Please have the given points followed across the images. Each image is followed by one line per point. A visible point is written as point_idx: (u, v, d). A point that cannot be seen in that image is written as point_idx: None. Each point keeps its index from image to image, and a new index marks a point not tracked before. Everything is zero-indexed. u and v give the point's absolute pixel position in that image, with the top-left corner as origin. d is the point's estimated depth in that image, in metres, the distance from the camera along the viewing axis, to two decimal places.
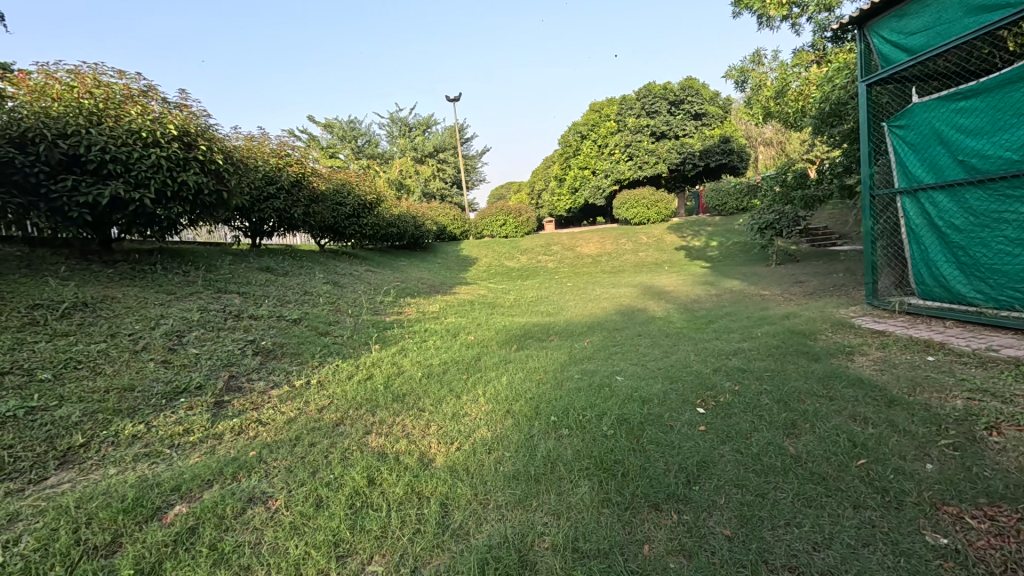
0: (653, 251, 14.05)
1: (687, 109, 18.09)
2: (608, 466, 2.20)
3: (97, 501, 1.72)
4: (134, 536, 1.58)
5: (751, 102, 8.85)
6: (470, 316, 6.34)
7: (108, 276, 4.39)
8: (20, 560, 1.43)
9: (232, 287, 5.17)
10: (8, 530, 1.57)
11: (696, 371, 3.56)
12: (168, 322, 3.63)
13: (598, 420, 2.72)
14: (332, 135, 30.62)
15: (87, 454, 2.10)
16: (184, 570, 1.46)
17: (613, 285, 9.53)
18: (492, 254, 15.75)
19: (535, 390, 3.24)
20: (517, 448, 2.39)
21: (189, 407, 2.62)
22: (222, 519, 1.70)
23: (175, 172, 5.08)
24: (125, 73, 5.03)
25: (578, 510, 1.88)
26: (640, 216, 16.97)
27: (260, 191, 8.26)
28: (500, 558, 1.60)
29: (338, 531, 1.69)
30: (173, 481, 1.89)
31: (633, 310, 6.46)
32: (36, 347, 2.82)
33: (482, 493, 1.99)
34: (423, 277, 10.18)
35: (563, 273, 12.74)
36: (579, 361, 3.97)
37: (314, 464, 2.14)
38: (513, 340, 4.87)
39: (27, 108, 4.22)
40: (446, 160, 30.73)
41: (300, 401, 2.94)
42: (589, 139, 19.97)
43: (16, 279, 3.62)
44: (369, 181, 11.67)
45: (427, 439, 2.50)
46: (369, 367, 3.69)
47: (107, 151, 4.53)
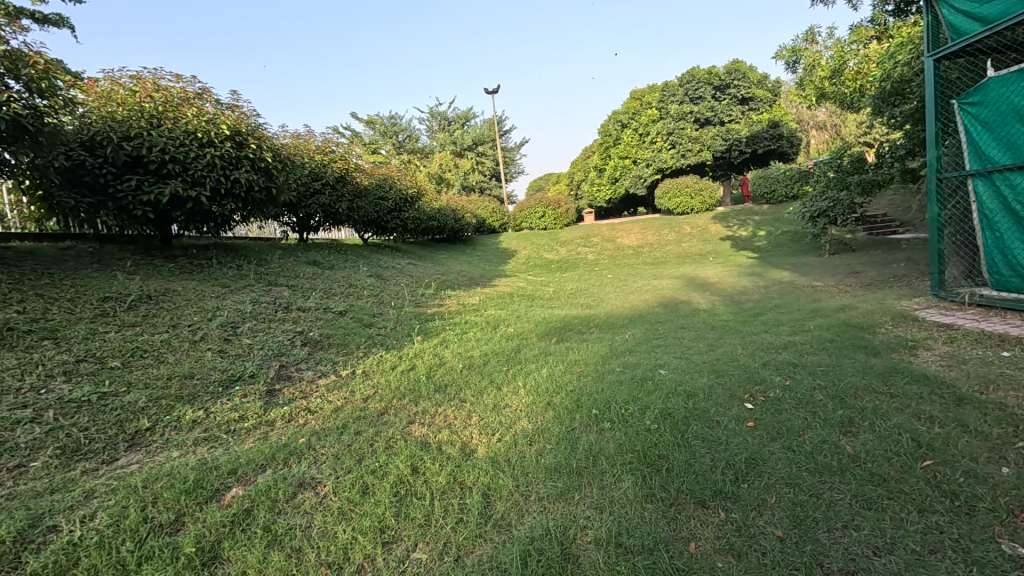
0: (697, 241, 13.66)
1: (733, 93, 17.41)
2: (651, 461, 2.16)
3: (161, 482, 1.82)
4: (195, 516, 1.66)
5: (804, 83, 8.38)
6: (509, 308, 6.36)
7: (170, 271, 4.65)
8: (94, 534, 1.52)
9: (282, 280, 5.37)
10: (86, 505, 1.68)
11: (744, 365, 3.44)
12: (223, 314, 3.81)
13: (641, 414, 2.66)
14: (374, 131, 31.32)
15: (153, 437, 2.23)
16: (241, 550, 1.53)
17: (654, 276, 9.33)
18: (531, 246, 15.73)
19: (577, 383, 3.21)
20: (558, 440, 2.38)
21: (243, 395, 2.75)
22: (275, 502, 1.77)
23: (228, 171, 5.28)
24: (181, 77, 5.27)
25: (621, 505, 1.85)
26: (683, 206, 16.50)
27: (307, 187, 8.53)
28: (543, 551, 1.60)
29: (384, 518, 1.73)
30: (230, 464, 1.99)
31: (675, 303, 6.31)
32: (107, 336, 3.02)
33: (524, 485, 1.99)
34: (463, 270, 10.26)
35: (603, 264, 12.59)
36: (620, 354, 3.91)
37: (360, 452, 2.20)
38: (552, 332, 4.84)
39: (94, 114, 4.54)
40: (485, 153, 30.81)
41: (346, 390, 3.03)
42: (630, 128, 19.56)
43: (89, 274, 3.89)
44: (410, 175, 11.86)
45: (469, 429, 2.53)
46: (411, 358, 3.76)
47: (167, 151, 4.78)
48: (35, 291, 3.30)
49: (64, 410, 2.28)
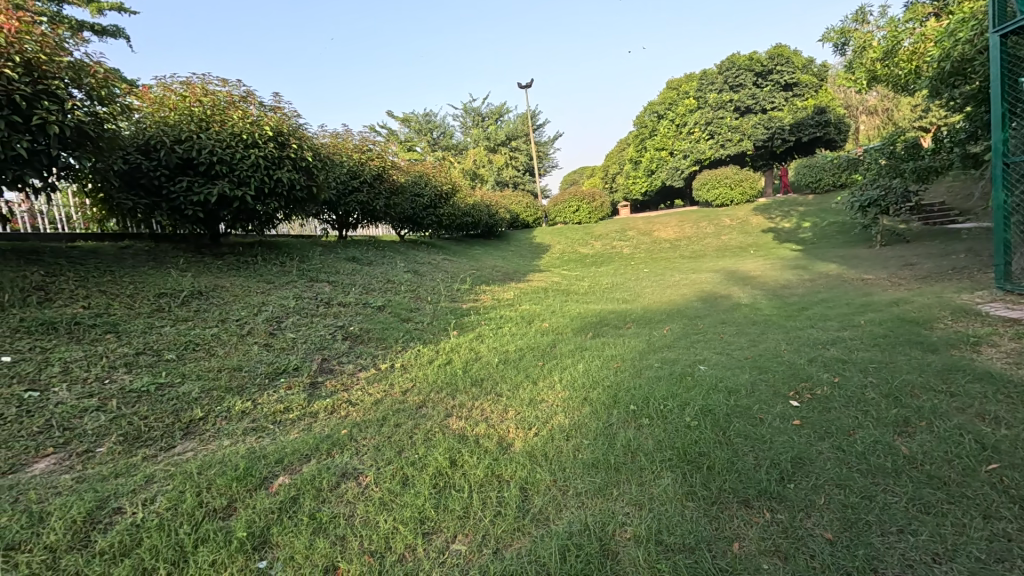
0: (737, 234, 13.24)
1: (776, 80, 16.57)
2: (692, 458, 2.11)
3: (214, 469, 1.91)
4: (246, 502, 1.73)
5: (853, 66, 7.97)
6: (544, 303, 6.34)
7: (219, 268, 4.86)
8: (155, 516, 1.60)
9: (322, 276, 5.53)
10: (146, 488, 1.77)
11: (788, 361, 3.32)
12: (268, 309, 3.96)
13: (680, 410, 2.61)
14: (409, 129, 31.81)
15: (206, 426, 2.34)
16: (288, 536, 1.59)
17: (692, 270, 9.10)
18: (565, 240, 15.66)
19: (613, 378, 3.17)
20: (595, 435, 2.37)
21: (288, 387, 2.85)
22: (319, 491, 1.83)
23: (272, 170, 5.46)
24: (227, 81, 5.47)
25: (661, 502, 1.82)
26: (723, 197, 16.02)
27: (345, 185, 8.74)
28: (581, 546, 1.59)
29: (423, 509, 1.76)
30: (277, 454, 2.07)
31: (715, 297, 6.15)
32: (163, 330, 3.18)
33: (561, 479, 1.99)
34: (498, 265, 10.31)
35: (639, 258, 12.38)
36: (657, 349, 3.84)
37: (399, 444, 2.24)
38: (588, 327, 4.79)
39: (148, 119, 4.78)
40: (518, 148, 30.81)
41: (386, 383, 3.10)
42: (667, 119, 19.15)
43: (145, 271, 4.10)
44: (444, 172, 11.97)
45: (505, 424, 2.54)
46: (448, 352, 3.81)
47: (215, 153, 4.99)
48: (98, 287, 3.50)
49: (126, 399, 2.42)
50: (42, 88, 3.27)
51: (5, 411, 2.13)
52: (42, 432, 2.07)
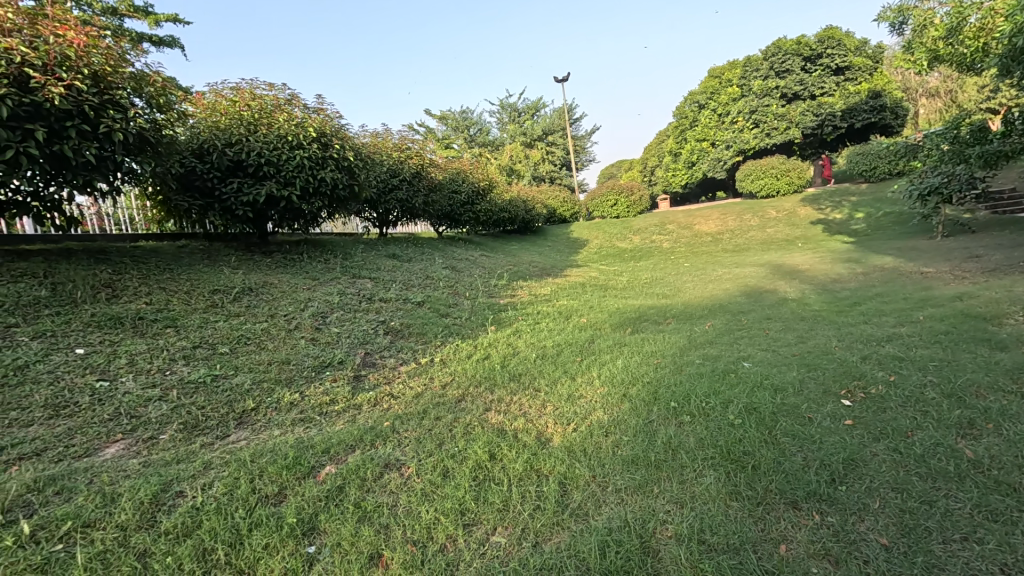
0: (784, 226, 12.73)
1: (826, 64, 15.75)
2: (736, 458, 2.05)
3: (265, 457, 2.00)
4: (295, 490, 1.81)
5: (912, 46, 7.47)
6: (582, 298, 6.29)
7: (267, 265, 5.07)
8: (213, 500, 1.69)
9: (365, 273, 5.68)
10: (205, 474, 1.87)
11: (839, 359, 3.17)
12: (314, 305, 4.10)
13: (723, 408, 2.55)
14: (447, 126, 32.12)
15: (257, 416, 2.46)
16: (335, 523, 1.64)
17: (736, 264, 8.83)
18: (603, 235, 15.47)
19: (653, 374, 3.12)
20: (635, 432, 2.34)
21: (333, 379, 2.96)
22: (364, 481, 1.89)
23: (316, 171, 5.63)
24: (274, 85, 5.68)
25: (703, 501, 1.79)
26: (768, 189, 15.44)
27: (386, 184, 8.94)
28: (621, 542, 1.58)
29: (463, 501, 1.79)
30: (324, 444, 2.15)
31: (760, 292, 5.94)
32: (217, 325, 3.35)
33: (601, 475, 1.98)
34: (534, 260, 10.30)
35: (680, 252, 12.10)
36: (699, 346, 3.75)
37: (439, 437, 2.29)
38: (626, 323, 4.73)
39: (202, 124, 5.03)
40: (556, 143, 30.61)
41: (425, 377, 3.17)
42: (708, 108, 18.75)
43: (201, 269, 4.33)
44: (482, 168, 12.05)
45: (544, 418, 2.55)
46: (486, 347, 3.84)
47: (262, 155, 5.20)
48: (158, 285, 3.72)
49: (185, 390, 2.57)
50: (107, 98, 3.48)
51: (80, 400, 2.30)
52: (113, 420, 2.22)
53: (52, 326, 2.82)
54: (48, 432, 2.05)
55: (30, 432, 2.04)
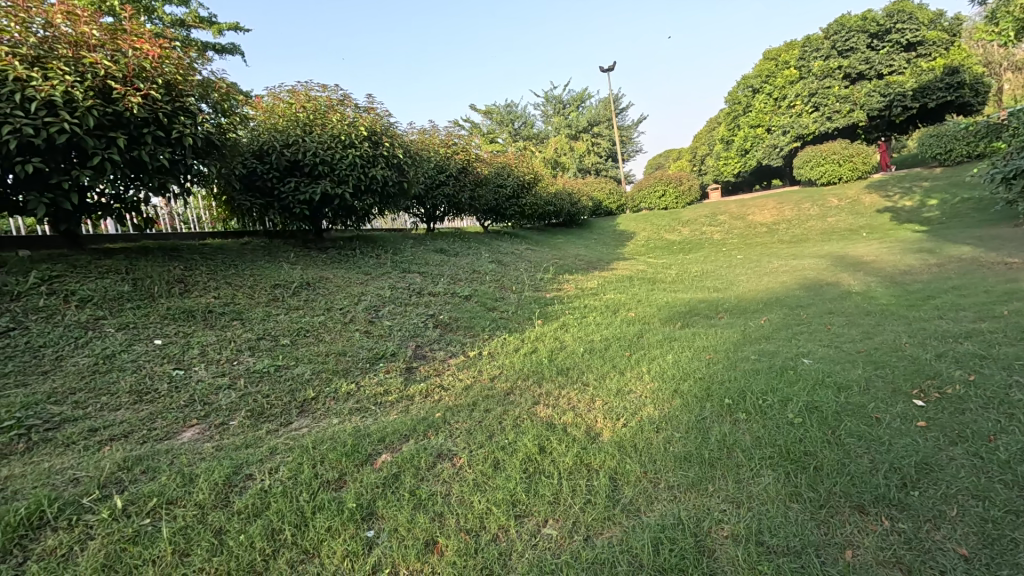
0: (847, 215, 12.02)
1: (895, 40, 14.65)
2: (796, 458, 1.97)
3: (326, 444, 2.09)
4: (354, 476, 1.88)
5: (997, 14, 6.84)
6: (630, 292, 6.19)
7: (323, 261, 5.28)
8: (280, 483, 1.79)
9: (414, 268, 5.81)
10: (272, 458, 1.98)
11: (910, 356, 2.98)
12: (367, 299, 4.24)
13: (781, 406, 2.45)
14: (492, 120, 32.22)
15: (317, 405, 2.57)
16: (392, 509, 1.70)
17: (793, 256, 8.42)
18: (651, 227, 15.12)
19: (706, 370, 3.04)
20: (687, 429, 2.29)
21: (387, 371, 3.06)
22: (418, 469, 1.94)
23: (367, 169, 5.80)
24: (327, 87, 5.88)
25: (761, 501, 1.73)
26: (828, 176, 14.59)
27: (433, 179, 9.10)
28: (675, 540, 1.56)
29: (515, 492, 1.81)
30: (380, 433, 2.23)
31: (820, 285, 5.64)
32: (279, 318, 3.53)
33: (652, 471, 1.95)
34: (580, 254, 10.20)
35: (732, 244, 11.67)
36: (755, 341, 3.61)
37: (490, 428, 2.32)
38: (676, 317, 4.63)
39: (261, 126, 5.29)
40: (601, 134, 30.12)
41: (475, 369, 3.22)
42: (763, 93, 18.06)
43: (262, 265, 4.56)
44: (527, 161, 12.05)
45: (593, 413, 2.53)
46: (533, 341, 3.85)
47: (317, 155, 5.41)
48: (225, 280, 3.95)
49: (251, 378, 2.73)
50: (179, 105, 3.72)
51: (159, 387, 2.48)
52: (188, 406, 2.38)
53: (133, 318, 3.06)
54: (134, 415, 2.23)
55: (119, 415, 2.23)
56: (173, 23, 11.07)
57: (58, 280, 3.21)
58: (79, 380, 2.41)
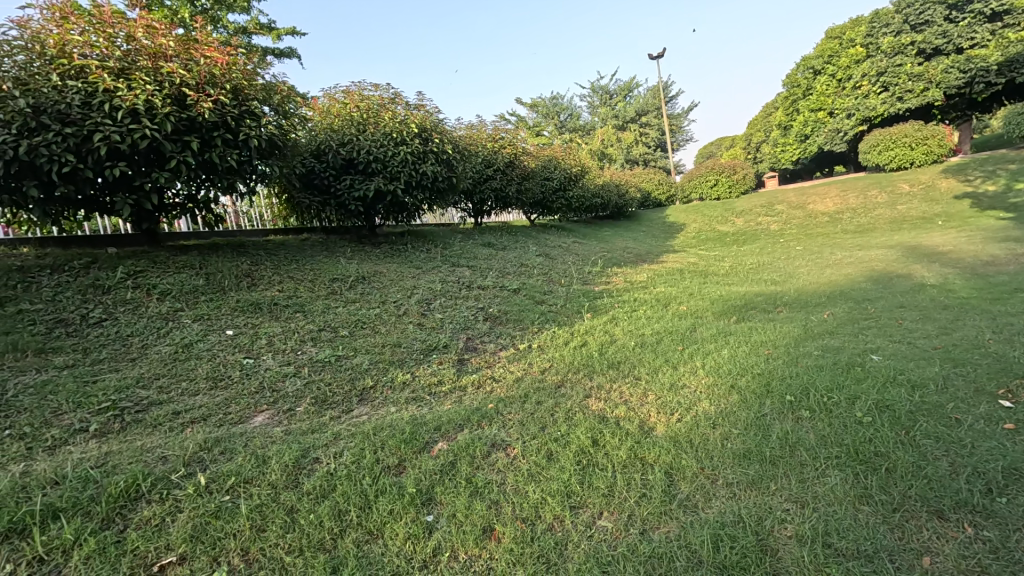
0: (920, 202, 11.19)
1: (977, 10, 13.22)
2: (866, 458, 1.88)
3: (385, 431, 2.18)
4: (413, 462, 1.95)
5: None
6: (681, 285, 6.03)
7: (376, 256, 5.45)
8: (344, 467, 1.88)
9: (463, 262, 5.90)
10: (336, 443, 2.08)
11: (996, 353, 2.76)
12: (419, 292, 4.35)
13: (849, 404, 2.33)
14: (537, 114, 32.11)
15: (376, 394, 2.67)
16: (450, 495, 1.75)
17: (859, 247, 7.93)
18: (702, 218, 14.65)
19: (765, 366, 2.93)
20: (746, 426, 2.22)
21: (440, 362, 3.13)
22: (473, 458, 1.99)
23: (418, 165, 5.92)
24: (379, 86, 6.04)
25: (827, 502, 1.66)
26: (899, 160, 13.66)
27: (481, 174, 9.20)
28: (735, 538, 1.52)
29: (569, 483, 1.82)
30: (436, 421, 2.30)
31: (889, 277, 5.29)
32: (337, 310, 3.69)
33: (710, 468, 1.91)
34: (629, 246, 10.01)
35: (791, 235, 11.13)
36: (817, 336, 3.45)
37: (542, 420, 2.34)
38: (731, 310, 4.48)
39: (318, 126, 5.52)
40: (650, 123, 29.37)
41: (525, 362, 3.24)
42: (825, 74, 17.26)
43: (320, 259, 4.76)
44: (574, 153, 11.94)
45: (646, 407, 2.50)
46: (583, 335, 3.83)
47: (370, 153, 5.58)
48: (288, 274, 4.15)
49: (314, 367, 2.87)
50: (245, 109, 3.92)
51: (232, 374, 2.66)
52: (258, 392, 2.53)
53: (208, 310, 3.28)
54: (210, 400, 2.40)
55: (198, 399, 2.40)
56: (236, 31, 11.65)
57: (142, 275, 3.49)
58: (162, 367, 2.62)
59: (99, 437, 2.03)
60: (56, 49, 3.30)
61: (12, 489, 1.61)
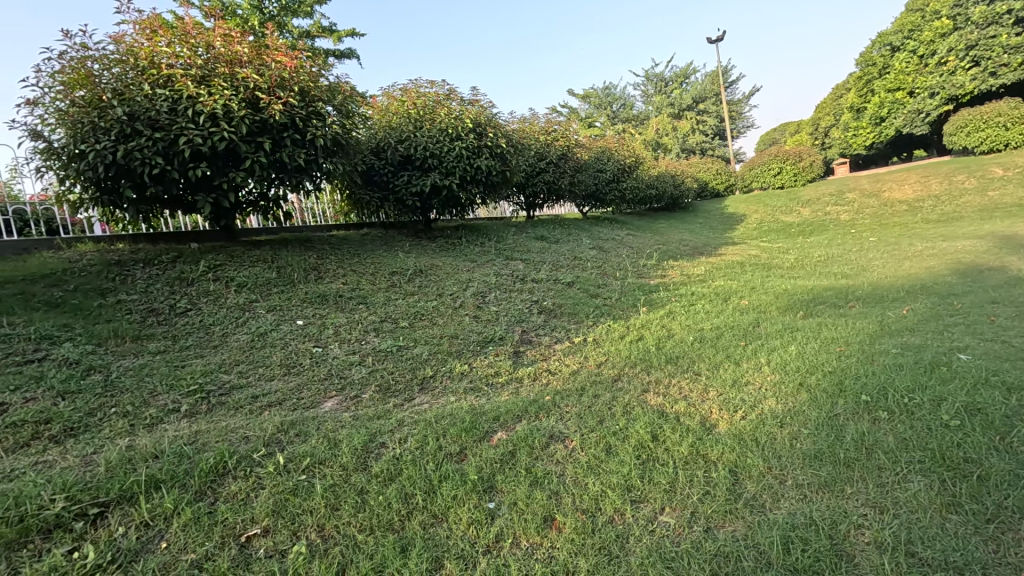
0: (1015, 188, 10.16)
1: None
2: (953, 464, 1.75)
3: (446, 420, 2.24)
4: (473, 451, 2.00)
5: None
6: (742, 278, 5.80)
7: (433, 249, 5.58)
8: (409, 453, 1.95)
9: (517, 255, 5.93)
10: (401, 430, 2.16)
11: None
12: (474, 286, 4.42)
13: (933, 406, 2.17)
14: (589, 105, 31.65)
15: (436, 383, 2.75)
16: (510, 483, 1.79)
17: (942, 237, 7.31)
18: (764, 208, 13.97)
19: (837, 364, 2.77)
20: (817, 425, 2.11)
21: (496, 354, 3.18)
22: (532, 449, 2.01)
23: (473, 159, 5.99)
24: (434, 83, 6.15)
25: (909, 508, 1.56)
26: (990, 141, 12.46)
27: (533, 167, 9.20)
28: (807, 541, 1.46)
29: (629, 477, 1.81)
30: (495, 412, 2.34)
31: (978, 270, 4.84)
32: (397, 302, 3.81)
33: (778, 467, 1.84)
34: (685, 239, 9.70)
35: (863, 225, 10.43)
36: (896, 333, 3.22)
37: (600, 414, 2.33)
38: (797, 305, 4.26)
39: (377, 124, 5.71)
40: (707, 110, 28.24)
41: (580, 355, 3.23)
42: (904, 50, 15.89)
43: (380, 254, 4.93)
44: (627, 144, 11.68)
45: (707, 403, 2.43)
46: (639, 329, 3.77)
47: (426, 149, 5.71)
48: (350, 268, 4.33)
49: (378, 356, 3.00)
50: (312, 109, 4.10)
51: (303, 362, 2.82)
52: (327, 379, 2.68)
53: (280, 301, 3.48)
54: (285, 385, 2.56)
55: (273, 384, 2.57)
56: (300, 35, 12.18)
57: (221, 268, 3.75)
58: (241, 354, 2.81)
59: (189, 417, 2.22)
60: (147, 60, 3.59)
61: (120, 460, 1.79)
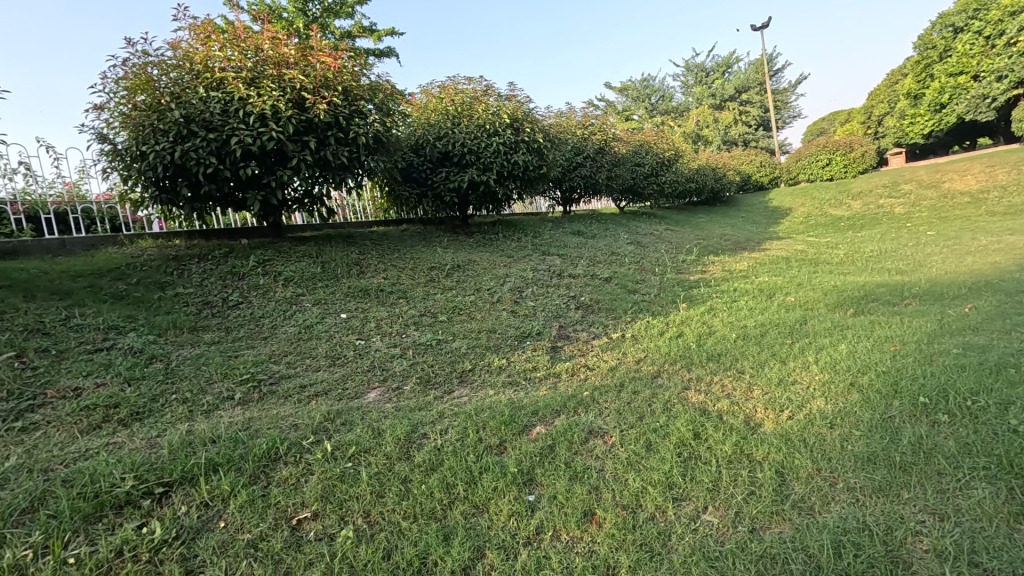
0: None
1: None
2: (1023, 471, 1.65)
3: (485, 413, 2.26)
4: (513, 444, 2.01)
5: None
6: (787, 274, 5.59)
7: (470, 245, 5.62)
8: (450, 444, 1.99)
9: (553, 250, 5.92)
10: (441, 421, 2.20)
11: None
12: (511, 281, 4.44)
13: (1000, 410, 2.04)
14: (627, 98, 31.14)
15: (475, 377, 2.78)
16: (550, 477, 1.80)
17: (1010, 231, 6.84)
18: (811, 201, 13.41)
19: (891, 364, 2.64)
20: (870, 427, 2.02)
21: (534, 348, 3.19)
22: (571, 443, 2.01)
23: (510, 155, 6.00)
24: (472, 79, 6.19)
25: (973, 516, 1.48)
26: None
27: (570, 161, 9.13)
28: (860, 546, 1.41)
29: (670, 474, 1.78)
30: (533, 406, 2.35)
31: None
32: (436, 297, 3.87)
33: (828, 470, 1.77)
34: (726, 233, 9.43)
35: (919, 218, 9.87)
36: (957, 332, 3.04)
37: (640, 410, 2.30)
38: (847, 302, 4.09)
39: (416, 121, 5.79)
40: (751, 100, 27.29)
41: (618, 351, 3.20)
42: (968, 31, 14.92)
43: (418, 249, 5.01)
44: (666, 137, 11.44)
45: (752, 402, 2.37)
46: (679, 325, 3.70)
47: (464, 145, 5.76)
48: (390, 263, 4.42)
49: (418, 349, 3.06)
50: (354, 108, 4.20)
51: (347, 354, 2.90)
52: (370, 370, 2.76)
53: (325, 295, 3.60)
54: (330, 376, 2.65)
55: (319, 375, 2.66)
56: (342, 36, 12.51)
57: (269, 263, 3.90)
58: (289, 345, 2.92)
59: (243, 404, 2.33)
60: (201, 65, 3.77)
61: (182, 444, 1.90)
